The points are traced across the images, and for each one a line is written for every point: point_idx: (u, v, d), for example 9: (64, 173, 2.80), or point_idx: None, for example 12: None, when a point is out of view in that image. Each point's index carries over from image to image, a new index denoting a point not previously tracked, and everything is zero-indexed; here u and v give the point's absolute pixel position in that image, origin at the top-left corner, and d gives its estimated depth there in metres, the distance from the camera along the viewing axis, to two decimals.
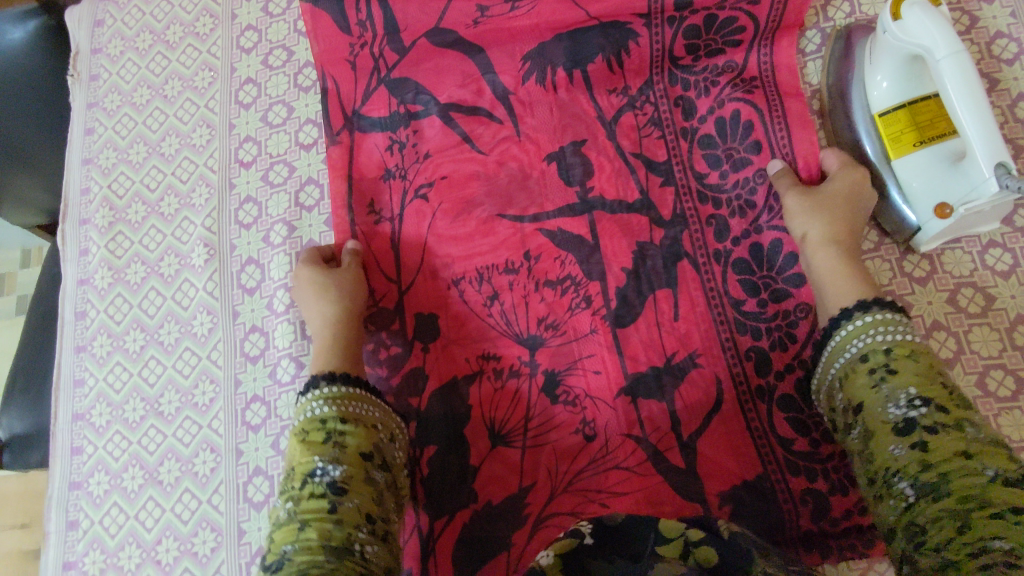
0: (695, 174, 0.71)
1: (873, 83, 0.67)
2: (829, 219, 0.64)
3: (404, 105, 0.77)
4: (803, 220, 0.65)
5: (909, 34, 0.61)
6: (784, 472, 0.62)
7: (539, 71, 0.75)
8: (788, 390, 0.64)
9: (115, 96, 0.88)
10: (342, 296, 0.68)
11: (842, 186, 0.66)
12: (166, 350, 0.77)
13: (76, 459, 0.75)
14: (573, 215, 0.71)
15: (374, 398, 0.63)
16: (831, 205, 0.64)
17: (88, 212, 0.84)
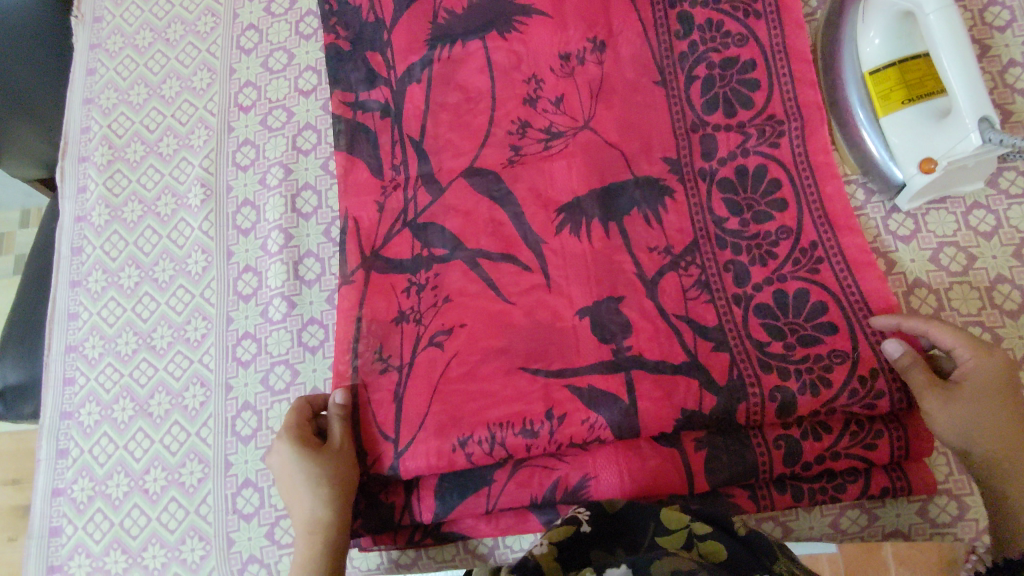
0: (753, 339, 0.64)
1: (865, 41, 0.68)
2: (989, 426, 0.56)
3: (429, 249, 0.70)
4: (960, 433, 0.57)
5: None
6: (756, 369, 0.62)
7: (574, 223, 0.70)
8: (766, 303, 0.65)
9: (118, 38, 0.89)
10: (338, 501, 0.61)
11: (978, 379, 0.57)
12: (161, 287, 0.78)
13: (68, 389, 0.76)
14: (609, 371, 0.63)
15: None
16: (983, 414, 0.56)
17: (87, 150, 0.85)
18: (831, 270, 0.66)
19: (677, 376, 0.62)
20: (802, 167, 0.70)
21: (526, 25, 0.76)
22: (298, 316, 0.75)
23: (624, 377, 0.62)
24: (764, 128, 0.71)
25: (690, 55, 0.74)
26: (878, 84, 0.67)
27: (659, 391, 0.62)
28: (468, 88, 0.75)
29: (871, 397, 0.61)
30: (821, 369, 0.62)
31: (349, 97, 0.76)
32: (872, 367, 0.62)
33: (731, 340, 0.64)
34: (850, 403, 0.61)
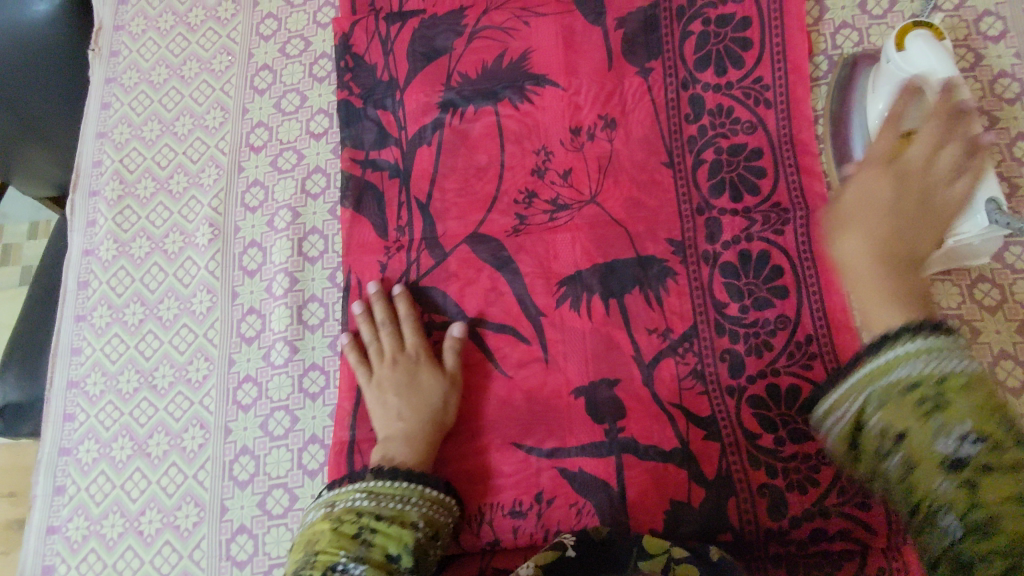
0: (745, 432, 0.66)
1: (873, 109, 0.70)
2: (882, 212, 0.61)
3: (431, 315, 0.74)
4: (846, 244, 0.62)
5: (911, 62, 0.67)
6: (745, 466, 0.65)
7: (574, 297, 0.73)
8: (758, 390, 0.67)
9: (134, 73, 0.90)
10: (879, 194, 0.62)
11: (869, 183, 0.63)
12: (165, 325, 0.79)
13: (68, 425, 0.77)
14: (599, 454, 0.67)
15: (407, 488, 0.62)
16: (869, 220, 0.61)
17: (98, 184, 0.86)
18: (825, 364, 0.67)
19: (667, 462, 0.66)
20: (805, 255, 0.70)
21: (539, 95, 0.78)
22: (301, 362, 0.75)
23: (614, 459, 0.67)
24: (769, 215, 0.72)
25: (699, 139, 0.75)
26: None
27: (649, 477, 0.66)
28: (476, 159, 0.78)
29: (859, 496, 0.62)
30: (807, 471, 0.64)
31: (359, 155, 0.80)
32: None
33: (724, 429, 0.66)
34: (840, 501, 0.63)
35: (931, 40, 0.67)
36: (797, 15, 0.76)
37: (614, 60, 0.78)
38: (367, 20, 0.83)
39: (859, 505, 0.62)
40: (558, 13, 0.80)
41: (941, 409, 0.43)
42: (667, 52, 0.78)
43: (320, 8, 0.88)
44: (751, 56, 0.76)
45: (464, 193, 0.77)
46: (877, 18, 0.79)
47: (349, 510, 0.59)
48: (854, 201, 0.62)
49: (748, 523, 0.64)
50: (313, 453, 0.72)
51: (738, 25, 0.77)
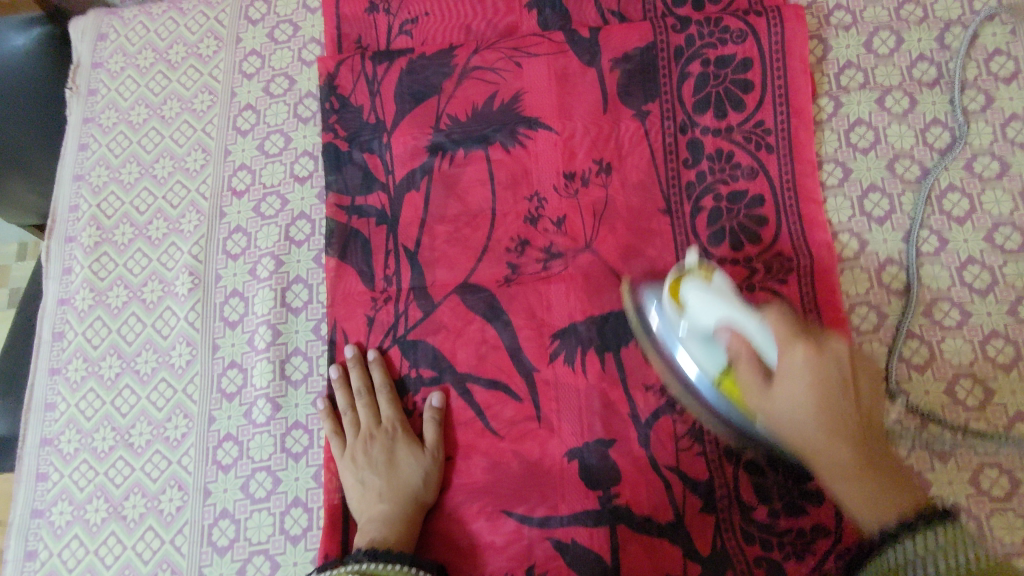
0: (740, 505, 0.63)
1: (689, 363, 0.62)
2: (817, 404, 0.53)
3: (418, 370, 0.71)
4: (798, 434, 0.55)
5: (695, 325, 0.60)
6: (739, 541, 0.62)
7: (568, 352, 0.69)
8: (756, 456, 0.63)
9: (112, 112, 0.87)
10: (804, 368, 0.53)
11: (806, 370, 0.53)
12: (142, 380, 0.75)
13: (41, 486, 0.73)
14: (593, 522, 0.64)
15: (400, 571, 0.58)
16: (810, 404, 0.53)
17: (74, 229, 0.82)
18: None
19: (663, 535, 0.63)
20: (809, 311, 0.67)
21: (531, 139, 0.75)
22: (283, 420, 0.72)
23: (608, 529, 0.64)
24: (771, 262, 0.69)
25: (697, 184, 0.72)
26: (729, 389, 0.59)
27: (644, 551, 0.63)
28: (467, 205, 0.75)
29: None
30: (802, 543, 0.61)
31: (345, 201, 0.76)
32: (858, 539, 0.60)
33: (719, 504, 0.63)
34: (838, 573, 0.60)
35: (702, 288, 0.59)
36: (799, 56, 0.73)
37: (610, 102, 0.75)
38: (353, 58, 0.80)
39: None
40: (550, 52, 0.77)
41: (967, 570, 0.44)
42: (664, 93, 0.75)
43: (305, 45, 0.85)
44: (753, 98, 0.74)
45: (454, 240, 0.74)
46: (883, 57, 0.76)
47: None
48: (785, 388, 0.54)
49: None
50: (295, 518, 0.69)
51: (738, 66, 0.74)
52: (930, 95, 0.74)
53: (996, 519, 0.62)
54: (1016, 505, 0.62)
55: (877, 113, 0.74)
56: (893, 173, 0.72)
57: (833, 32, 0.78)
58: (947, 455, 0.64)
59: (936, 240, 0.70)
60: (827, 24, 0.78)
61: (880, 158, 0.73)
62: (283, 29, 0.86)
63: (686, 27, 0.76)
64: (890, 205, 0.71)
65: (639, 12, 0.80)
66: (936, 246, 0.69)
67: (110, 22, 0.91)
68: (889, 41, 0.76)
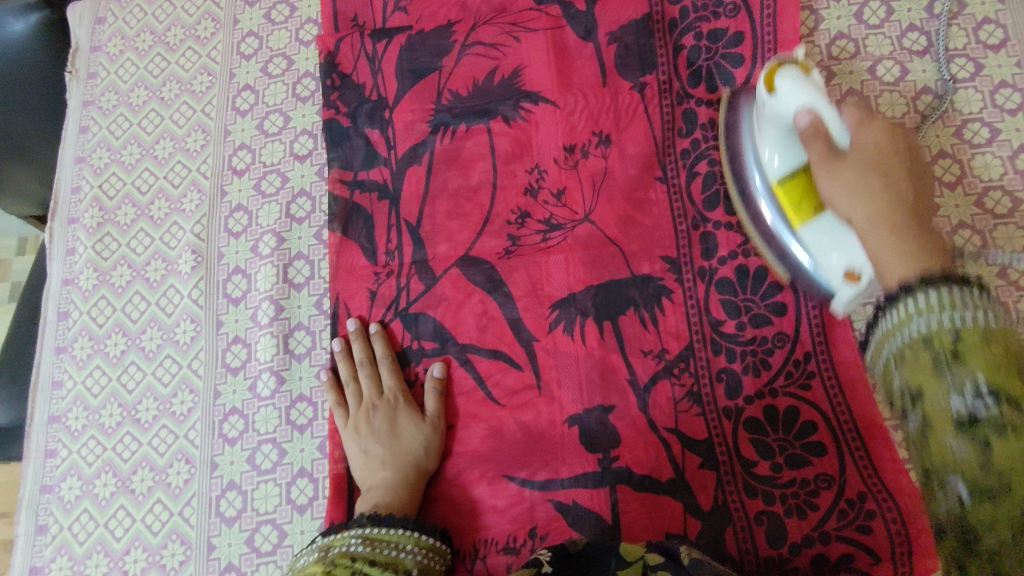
0: (742, 460, 0.64)
1: (766, 159, 0.63)
2: (878, 171, 0.50)
3: (420, 341, 0.72)
4: (847, 204, 0.50)
5: (779, 106, 0.58)
6: (741, 496, 0.63)
7: (568, 321, 0.71)
8: (754, 413, 0.65)
9: (112, 95, 0.87)
10: (870, 143, 0.51)
11: (876, 143, 0.52)
12: (148, 357, 0.76)
13: (50, 462, 0.75)
14: (594, 484, 0.65)
15: (404, 535, 0.59)
16: (863, 169, 0.50)
17: (77, 211, 0.83)
18: (823, 386, 0.65)
19: (662, 494, 0.64)
20: None
21: (530, 112, 0.76)
22: (288, 393, 0.73)
23: (608, 492, 0.65)
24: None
25: (693, 151, 0.74)
26: (788, 195, 0.61)
27: (645, 510, 0.64)
28: (467, 178, 0.76)
29: (860, 520, 0.61)
30: (806, 494, 0.62)
31: (347, 176, 0.78)
32: (858, 491, 0.61)
33: (721, 460, 0.64)
34: (841, 524, 0.61)
35: (795, 77, 0.56)
36: (792, 26, 0.74)
37: (607, 75, 0.76)
38: (352, 36, 0.81)
39: (861, 530, 0.60)
40: (548, 27, 0.78)
41: (972, 362, 0.33)
42: (661, 65, 0.76)
43: (302, 26, 0.86)
44: (742, 73, 0.74)
45: (455, 214, 0.75)
46: (874, 27, 0.77)
47: (345, 554, 0.56)
48: (856, 155, 0.51)
49: (747, 552, 0.62)
50: (301, 488, 0.70)
51: (730, 41, 0.75)
52: (920, 64, 0.75)
53: None
54: None
55: (869, 82, 0.75)
56: None
57: (825, 4, 0.79)
58: None
59: None
60: None
61: None
62: (280, 10, 0.87)
63: (681, 1, 0.77)
64: None
65: None
66: None
67: (108, 6, 0.92)
68: (880, 11, 0.78)
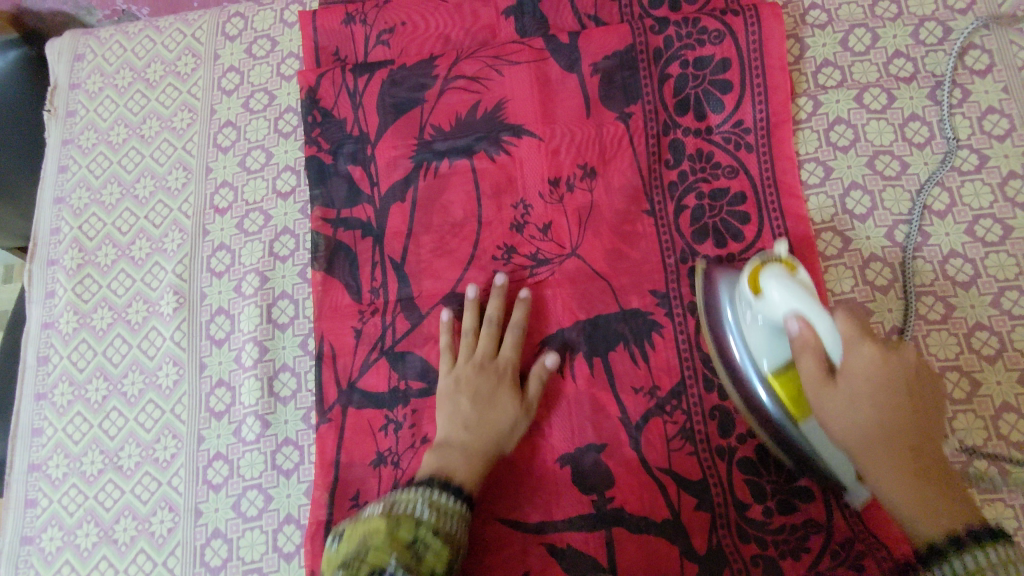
0: (736, 501, 0.63)
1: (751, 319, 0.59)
2: (872, 399, 0.49)
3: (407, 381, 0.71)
4: (863, 460, 0.51)
5: (771, 308, 0.55)
6: (734, 539, 0.62)
7: (557, 358, 0.70)
8: (747, 453, 0.64)
9: (92, 133, 0.86)
10: (869, 375, 0.49)
11: (869, 369, 0.49)
12: (129, 402, 0.75)
13: (30, 512, 0.73)
14: (587, 526, 0.64)
15: (464, 515, 0.59)
16: (872, 412, 0.49)
17: (56, 252, 0.82)
18: None
19: (656, 535, 0.63)
20: None
21: (515, 145, 0.76)
22: (274, 437, 0.71)
23: (604, 535, 0.64)
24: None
25: (680, 184, 0.73)
26: (786, 386, 0.57)
27: (641, 553, 0.63)
28: (451, 215, 0.75)
29: (851, 562, 0.60)
30: (796, 540, 0.61)
31: (331, 213, 0.76)
32: (846, 534, 0.61)
33: (716, 500, 0.63)
34: (832, 567, 0.60)
35: (784, 283, 0.53)
36: (778, 56, 0.74)
37: (592, 107, 0.76)
38: (334, 70, 0.80)
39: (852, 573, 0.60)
40: (532, 59, 0.77)
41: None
42: (646, 95, 0.75)
43: (284, 60, 0.85)
44: (731, 100, 0.74)
45: (441, 250, 0.74)
46: (859, 55, 0.77)
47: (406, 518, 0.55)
48: (856, 384, 0.50)
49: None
50: (288, 535, 0.68)
51: (717, 66, 0.75)
52: (907, 91, 0.75)
53: (987, 510, 0.62)
54: (1006, 495, 0.62)
55: (856, 111, 0.75)
56: (873, 170, 0.73)
57: (809, 31, 0.79)
58: None
59: (918, 235, 0.70)
60: (803, 23, 0.79)
61: (860, 156, 0.74)
62: (261, 44, 0.86)
63: (665, 29, 0.76)
64: (871, 202, 0.72)
65: (617, 16, 0.80)
66: (919, 240, 0.70)
67: (86, 42, 0.90)
68: (865, 38, 0.77)
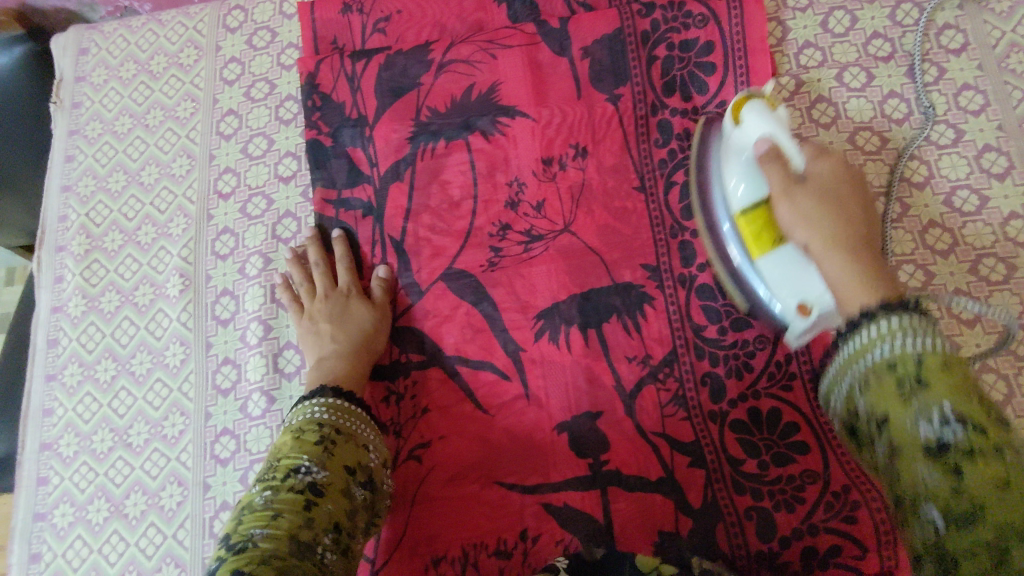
0: (729, 459, 0.65)
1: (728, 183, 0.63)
2: (834, 202, 0.55)
3: (408, 355, 0.73)
4: (804, 228, 0.55)
5: (745, 134, 0.60)
6: (730, 493, 0.64)
7: (553, 330, 0.72)
8: (740, 414, 0.67)
9: (97, 124, 0.89)
10: (825, 174, 0.56)
11: (830, 174, 0.56)
12: (138, 381, 0.77)
13: (42, 490, 0.75)
14: (585, 488, 0.66)
15: (366, 416, 0.65)
16: (827, 209, 0.54)
17: (64, 239, 0.84)
18: (804, 387, 0.67)
19: (652, 494, 0.65)
20: None
21: (508, 127, 0.78)
22: (279, 412, 0.73)
23: (601, 495, 0.66)
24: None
25: (670, 162, 0.76)
26: (749, 225, 0.61)
27: (636, 509, 0.65)
28: (448, 194, 0.77)
29: (846, 511, 0.62)
30: (792, 490, 0.63)
31: (331, 195, 0.79)
32: (842, 484, 0.63)
33: (710, 459, 0.66)
34: (827, 518, 0.62)
35: (761, 110, 0.59)
36: (760, 36, 0.76)
37: (583, 89, 0.78)
38: (332, 57, 0.82)
39: (848, 522, 0.61)
40: (523, 44, 0.80)
41: (936, 391, 0.39)
42: (635, 77, 0.78)
43: (283, 51, 0.88)
44: (716, 80, 0.77)
45: (439, 229, 0.76)
46: (839, 36, 0.80)
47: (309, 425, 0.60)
48: (814, 183, 0.56)
49: (738, 546, 0.63)
50: None
51: (702, 49, 0.77)
52: (886, 69, 0.78)
53: None
54: None
55: (837, 89, 0.78)
56: (854, 145, 0.76)
57: (791, 14, 0.81)
58: None
59: (899, 208, 0.73)
60: (785, 7, 0.82)
61: (841, 132, 0.76)
62: (261, 35, 0.89)
63: (652, 14, 0.79)
64: None
65: None
66: (899, 212, 0.73)
67: (91, 37, 0.93)
68: (845, 20, 0.80)
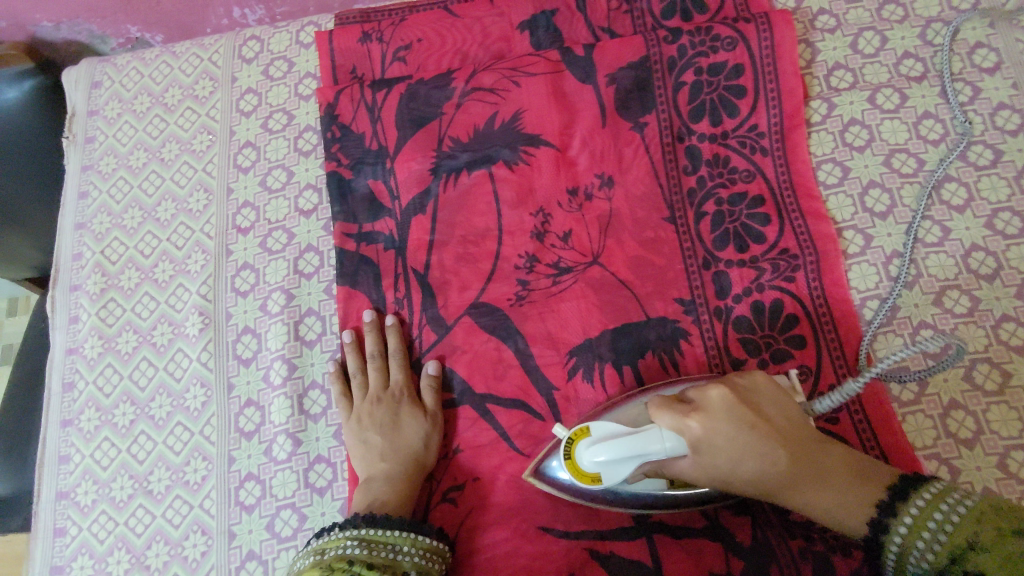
0: (776, 503, 0.63)
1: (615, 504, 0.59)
2: (740, 435, 0.53)
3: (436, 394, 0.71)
4: (752, 484, 0.54)
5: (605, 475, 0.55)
6: (782, 534, 0.61)
7: (586, 366, 0.69)
8: None
9: (111, 158, 0.87)
10: (715, 417, 0.53)
11: (716, 419, 0.53)
12: (158, 425, 0.74)
13: (59, 541, 0.72)
14: (628, 530, 0.64)
15: (403, 539, 0.59)
16: (758, 446, 0.53)
17: (79, 278, 0.82)
18: (850, 420, 0.65)
19: (700, 534, 0.63)
20: (820, 302, 0.69)
21: (532, 155, 0.76)
22: (306, 455, 0.71)
23: (645, 536, 0.63)
24: (778, 262, 0.70)
25: (699, 191, 0.74)
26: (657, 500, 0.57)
27: (683, 551, 0.62)
28: (472, 226, 0.75)
29: None
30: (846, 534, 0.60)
31: (352, 229, 0.77)
32: None
33: (755, 501, 0.63)
34: None
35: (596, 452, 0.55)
36: (790, 59, 0.75)
37: (610, 116, 0.77)
38: (352, 87, 0.81)
39: None
40: (547, 71, 0.78)
41: (981, 570, 0.44)
42: (661, 105, 0.76)
43: (301, 81, 0.86)
44: (746, 105, 0.75)
45: (465, 263, 0.74)
46: (870, 57, 0.78)
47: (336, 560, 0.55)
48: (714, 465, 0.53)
49: None
50: None
51: (730, 73, 0.76)
52: (919, 90, 0.76)
53: None
54: None
55: (870, 111, 0.76)
56: (890, 168, 0.74)
57: (819, 35, 0.80)
58: (971, 441, 0.64)
59: (940, 231, 0.71)
60: (813, 28, 0.80)
61: (876, 155, 0.74)
62: (278, 66, 0.87)
63: (678, 38, 0.77)
64: (891, 200, 0.73)
65: (630, 28, 0.81)
66: (939, 236, 0.71)
67: (103, 70, 0.91)
68: (874, 41, 0.79)
